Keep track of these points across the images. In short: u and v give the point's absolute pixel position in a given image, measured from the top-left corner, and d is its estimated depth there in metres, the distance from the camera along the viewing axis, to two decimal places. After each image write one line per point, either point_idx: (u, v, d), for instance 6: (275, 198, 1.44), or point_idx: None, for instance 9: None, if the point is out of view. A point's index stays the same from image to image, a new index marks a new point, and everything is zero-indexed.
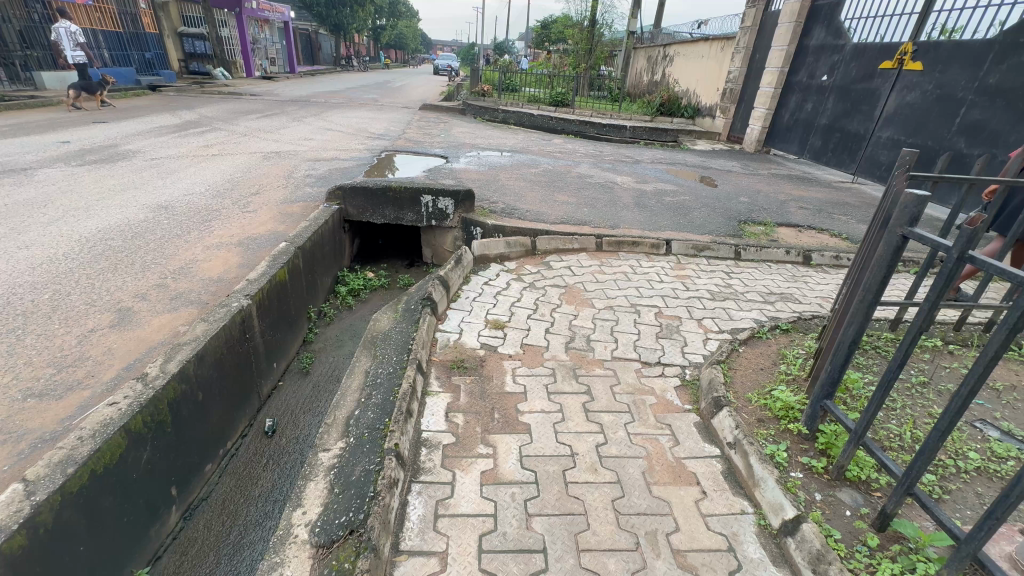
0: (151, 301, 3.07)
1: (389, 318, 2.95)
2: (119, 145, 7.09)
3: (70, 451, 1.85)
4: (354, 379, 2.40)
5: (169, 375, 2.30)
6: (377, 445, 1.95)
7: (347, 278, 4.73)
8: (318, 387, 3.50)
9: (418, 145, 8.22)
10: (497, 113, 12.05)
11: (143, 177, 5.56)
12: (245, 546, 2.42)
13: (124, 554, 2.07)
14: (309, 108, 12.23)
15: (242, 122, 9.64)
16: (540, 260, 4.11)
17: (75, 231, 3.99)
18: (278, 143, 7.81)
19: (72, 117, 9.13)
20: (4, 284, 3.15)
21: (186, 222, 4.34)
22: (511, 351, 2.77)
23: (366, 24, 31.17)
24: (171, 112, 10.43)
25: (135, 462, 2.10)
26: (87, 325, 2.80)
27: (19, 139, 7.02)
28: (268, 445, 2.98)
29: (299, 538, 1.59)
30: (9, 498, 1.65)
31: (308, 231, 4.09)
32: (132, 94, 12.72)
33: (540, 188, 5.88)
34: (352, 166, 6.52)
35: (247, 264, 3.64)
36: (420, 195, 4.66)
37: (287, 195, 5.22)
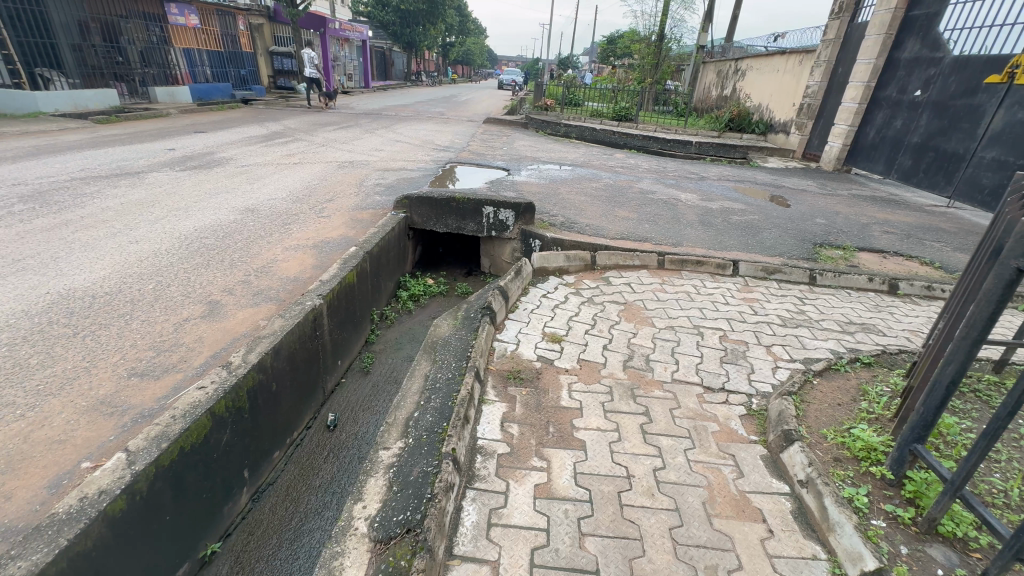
0: (236, 296, 3.35)
1: (449, 325, 3.02)
2: (215, 152, 7.84)
3: (164, 428, 2.04)
4: (414, 382, 2.48)
5: (250, 364, 2.50)
6: (435, 448, 2.00)
7: (408, 283, 4.93)
8: (377, 386, 3.65)
9: (481, 157, 8.45)
10: (559, 127, 12.14)
11: (233, 183, 6.11)
12: (305, 533, 2.54)
13: (200, 528, 2.25)
14: (380, 120, 12.96)
15: (321, 133, 10.39)
16: (599, 275, 4.07)
17: (176, 230, 4.44)
18: (351, 153, 8.30)
19: (176, 127, 10.20)
20: (118, 274, 3.56)
21: (269, 225, 4.72)
22: (567, 366, 2.76)
23: (436, 42, 32.68)
24: (260, 123, 11.39)
25: (217, 443, 2.28)
26: (181, 314, 3.09)
27: (133, 146, 7.93)
28: (329, 438, 3.14)
29: (359, 531, 1.67)
30: (115, 465, 1.85)
31: (376, 236, 4.31)
32: (227, 106, 14.05)
33: (601, 202, 5.85)
34: (418, 177, 6.81)
35: (320, 266, 3.89)
36: (482, 206, 4.78)
37: (358, 202, 5.52)
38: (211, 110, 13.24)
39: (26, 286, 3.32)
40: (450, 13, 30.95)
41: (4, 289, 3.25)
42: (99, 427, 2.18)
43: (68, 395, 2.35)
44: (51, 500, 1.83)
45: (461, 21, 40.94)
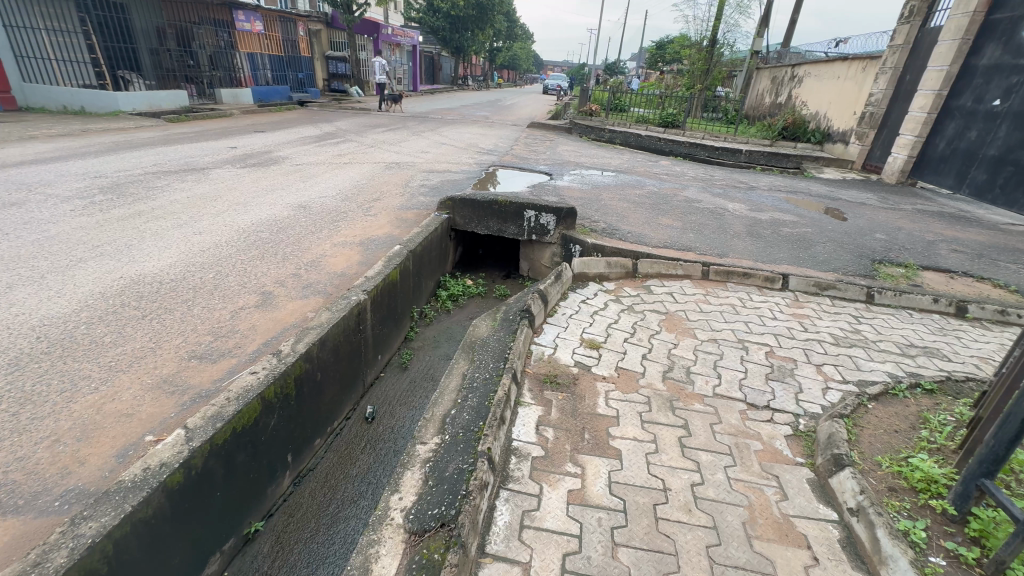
0: (287, 288, 3.51)
1: (487, 325, 3.06)
2: (272, 151, 8.27)
3: (219, 409, 2.17)
4: (452, 380, 2.52)
5: (298, 354, 2.62)
6: (471, 445, 2.03)
7: (448, 283, 5.01)
8: (414, 382, 3.73)
9: (524, 161, 8.50)
10: (603, 133, 12.04)
11: (287, 180, 6.42)
12: (341, 519, 2.63)
13: (246, 506, 2.37)
14: (427, 123, 13.27)
15: (370, 134, 10.75)
16: (640, 283, 4.01)
17: (235, 223, 4.71)
18: (398, 155, 8.55)
19: (238, 127, 10.84)
20: (183, 262, 3.82)
21: (320, 221, 4.92)
22: (605, 373, 2.73)
23: (484, 47, 33.18)
24: (314, 124, 11.92)
25: (265, 427, 2.40)
26: (237, 303, 3.28)
27: (200, 144, 8.47)
28: (367, 430, 3.24)
29: (395, 521, 1.71)
30: (175, 440, 1.98)
31: (419, 236, 4.41)
32: (285, 108, 14.78)
33: (644, 209, 5.76)
34: (462, 179, 6.93)
35: (365, 263, 4.02)
36: (524, 209, 4.81)
37: (403, 202, 5.68)
38: (270, 111, 13.97)
39: (104, 270, 3.62)
40: (498, 19, 31.34)
41: (85, 271, 3.56)
42: (162, 404, 2.34)
43: (136, 372, 2.54)
44: (118, 468, 1.98)
45: (509, 26, 41.40)
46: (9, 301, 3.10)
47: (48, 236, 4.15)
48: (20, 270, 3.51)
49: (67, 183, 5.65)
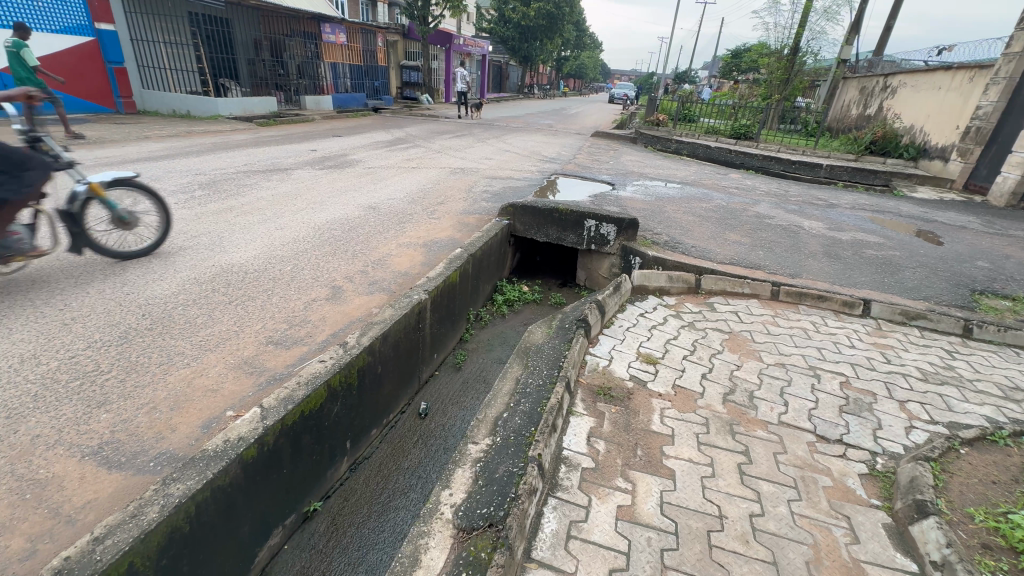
0: (355, 284, 3.72)
1: (543, 332, 3.07)
2: (348, 154, 8.80)
3: (291, 392, 2.33)
4: (505, 384, 2.56)
5: (362, 346, 2.77)
6: (521, 450, 2.05)
7: (504, 288, 5.09)
8: (467, 383, 3.81)
9: (587, 171, 8.46)
10: (670, 143, 11.73)
11: (359, 182, 6.80)
12: (391, 509, 2.73)
13: (308, 486, 2.52)
14: (492, 130, 13.55)
15: (437, 140, 11.15)
16: (702, 300, 3.86)
17: (312, 221, 5.05)
18: (463, 161, 8.79)
19: (319, 131, 11.62)
20: (265, 254, 4.15)
21: (387, 222, 5.17)
22: (661, 390, 2.66)
23: (551, 56, 33.39)
24: (386, 130, 12.54)
25: (328, 413, 2.55)
26: (310, 295, 3.51)
27: (285, 146, 9.18)
28: (420, 425, 3.35)
29: (445, 516, 1.76)
30: (251, 417, 2.15)
31: (480, 240, 4.52)
32: (360, 114, 15.67)
33: (710, 224, 5.55)
34: (524, 186, 7.01)
35: (428, 263, 4.18)
36: (584, 218, 4.81)
37: (465, 207, 5.84)
38: (347, 117, 14.86)
39: (199, 258, 4.00)
40: (568, 28, 31.43)
41: (184, 258, 3.96)
42: (242, 382, 2.56)
43: (221, 353, 2.79)
44: (201, 438, 2.18)
45: (578, 35, 41.43)
46: (121, 282, 3.50)
47: None
48: (132, 254, 3.95)
49: (173, 179, 6.31)
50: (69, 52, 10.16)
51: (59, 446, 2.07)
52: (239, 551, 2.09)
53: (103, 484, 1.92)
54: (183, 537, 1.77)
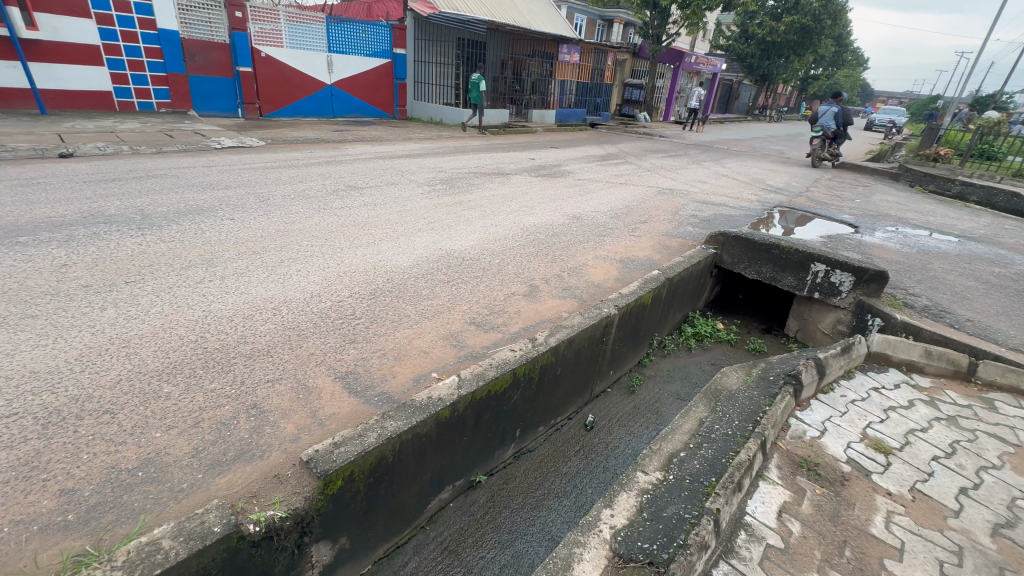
0: (550, 286, 3.94)
1: (739, 378, 2.75)
2: (562, 165, 9.33)
3: (483, 371, 2.61)
4: (687, 421, 2.39)
5: (549, 345, 2.92)
6: (697, 498, 1.88)
7: (696, 320, 4.73)
8: (637, 410, 3.67)
9: (821, 207, 7.24)
10: (951, 185, 9.19)
11: (569, 192, 7.16)
12: (542, 507, 2.81)
13: (479, 458, 2.77)
14: (710, 153, 12.70)
15: (649, 159, 10.96)
16: (975, 393, 2.95)
17: (521, 222, 5.53)
18: (674, 182, 8.47)
19: (539, 142, 12.60)
20: (481, 246, 4.71)
21: (588, 233, 5.31)
22: (892, 489, 2.12)
23: (796, 75, 29.50)
24: (600, 145, 12.89)
25: (509, 399, 2.76)
26: (510, 288, 3.86)
27: (508, 154, 10.23)
28: (583, 436, 3.36)
29: (603, 535, 1.74)
30: (452, 383, 2.48)
31: (680, 264, 4.30)
32: (578, 129, 16.46)
33: (1003, 295, 4.18)
34: (738, 216, 6.39)
35: (621, 279, 4.17)
36: (812, 261, 4.14)
37: (669, 228, 5.63)
38: (565, 130, 15.78)
39: (432, 241, 4.77)
40: (825, 43, 27.29)
41: (421, 240, 4.76)
42: (447, 351, 2.97)
43: (434, 322, 3.28)
44: (411, 388, 2.61)
45: (837, 51, 35.67)
46: (377, 251, 4.41)
47: (406, 210, 5.70)
48: (387, 230, 4.95)
49: (424, 174, 7.65)
50: (374, 70, 13.34)
51: (321, 365, 2.73)
52: (421, 493, 2.44)
53: (344, 403, 2.46)
54: (387, 465, 2.14)
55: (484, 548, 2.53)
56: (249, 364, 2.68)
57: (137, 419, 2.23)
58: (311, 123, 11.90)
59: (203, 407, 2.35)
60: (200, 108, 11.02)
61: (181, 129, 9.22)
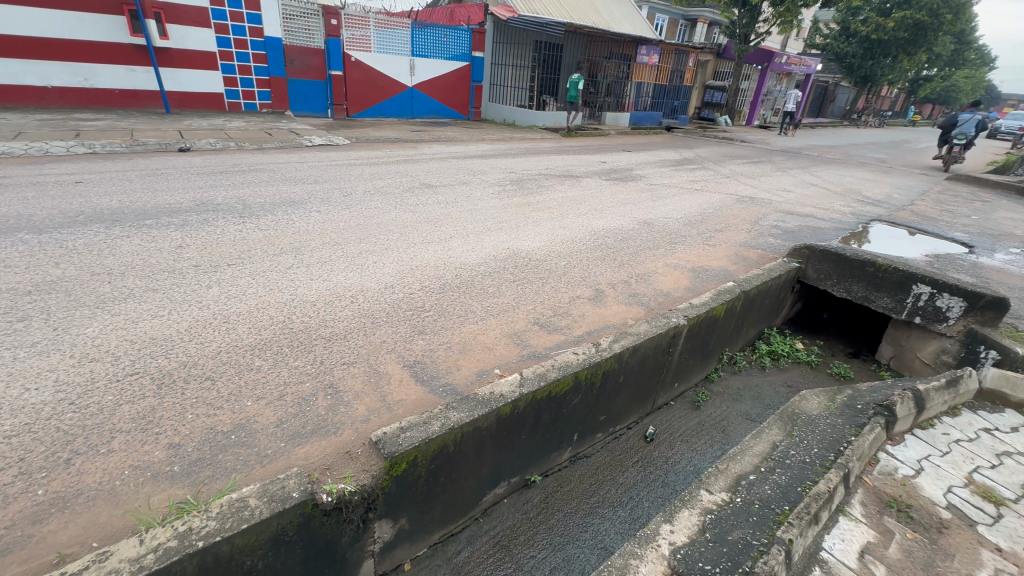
0: (616, 292, 3.87)
1: (820, 403, 2.55)
2: (634, 169, 9.11)
3: (545, 372, 2.62)
4: (759, 443, 2.26)
5: (612, 351, 2.87)
6: (767, 525, 1.77)
7: (772, 337, 4.44)
8: (702, 426, 3.50)
9: (927, 222, 6.52)
10: None
11: (640, 197, 6.98)
12: (595, 514, 2.75)
13: (535, 458, 2.78)
14: (798, 160, 11.83)
15: (728, 165, 10.42)
16: None
17: (590, 225, 5.48)
18: (755, 189, 7.99)
19: (611, 145, 12.39)
20: (547, 248, 4.73)
21: (659, 239, 5.15)
22: (1001, 545, 1.89)
23: (905, 76, 26.66)
24: (676, 149, 12.44)
25: (568, 402, 2.74)
26: (575, 291, 3.84)
27: (579, 156, 10.15)
28: (643, 448, 3.26)
29: (661, 549, 1.69)
30: (513, 381, 2.51)
31: (758, 277, 4.05)
32: (652, 132, 16.00)
33: None
34: (827, 228, 5.91)
35: (692, 289, 4.01)
36: (913, 283, 3.77)
37: (747, 239, 5.32)
38: (639, 134, 15.41)
39: (500, 240, 4.86)
40: (943, 41, 24.44)
41: (489, 239, 4.86)
42: (510, 349, 3.02)
43: (499, 320, 3.34)
44: (474, 382, 2.69)
45: (957, 49, 31.79)
46: (448, 247, 4.56)
47: (476, 209, 5.84)
48: (457, 228, 5.10)
49: (494, 174, 7.79)
50: (453, 73, 13.79)
51: (392, 353, 2.88)
52: (477, 485, 2.49)
53: (411, 391, 2.58)
54: (447, 454, 2.21)
55: (536, 547, 2.53)
56: (328, 346, 2.89)
57: (232, 387, 2.48)
58: (392, 123, 12.52)
59: (288, 382, 2.56)
60: (295, 109, 11.98)
61: (278, 128, 10.07)
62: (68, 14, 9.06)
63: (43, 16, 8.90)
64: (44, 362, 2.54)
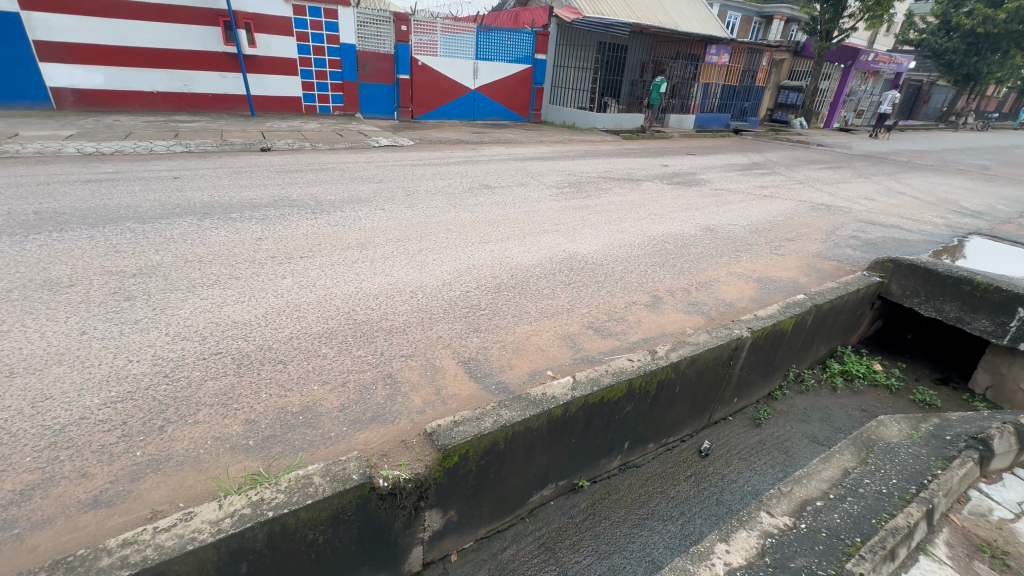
0: (674, 299, 3.76)
1: (901, 431, 2.35)
2: (697, 173, 8.79)
3: (598, 377, 2.59)
4: (829, 469, 2.11)
5: (669, 360, 2.79)
6: (836, 556, 1.66)
7: (846, 356, 4.12)
8: (762, 446, 3.32)
9: None
10: None
11: (704, 202, 6.72)
12: (644, 525, 2.68)
13: (584, 463, 2.75)
14: (883, 166, 10.91)
15: (803, 170, 9.79)
16: None
17: (649, 230, 5.35)
18: (832, 197, 7.46)
19: (674, 148, 12.00)
20: (604, 252, 4.67)
21: (722, 247, 4.94)
22: None
23: (1017, 74, 23.82)
24: (744, 153, 11.86)
25: (621, 408, 2.70)
26: (632, 297, 3.77)
27: (640, 159, 9.93)
28: (697, 463, 3.14)
29: (716, 567, 1.63)
30: (566, 384, 2.50)
31: (833, 291, 3.78)
32: (719, 135, 15.35)
33: None
34: (915, 241, 5.41)
35: (757, 300, 3.81)
36: (1019, 305, 3.40)
37: (821, 249, 4.98)
38: (705, 137, 14.82)
39: (556, 242, 4.86)
40: None
41: (546, 240, 4.87)
42: (563, 352, 3.01)
43: (553, 322, 3.34)
44: (527, 382, 2.71)
45: None
46: (504, 247, 4.62)
47: (533, 211, 5.87)
48: (514, 229, 5.16)
49: (552, 176, 7.79)
50: (515, 75, 13.93)
51: (448, 348, 2.96)
52: (525, 483, 2.50)
53: (465, 386, 2.64)
54: (498, 450, 2.24)
55: (581, 553, 2.49)
56: (388, 338, 3.02)
57: (301, 371, 2.66)
58: (454, 125, 12.84)
59: (350, 370, 2.71)
60: (365, 111, 12.58)
61: (349, 129, 10.64)
62: (173, 26, 10.06)
63: (154, 28, 9.94)
64: (145, 337, 2.84)
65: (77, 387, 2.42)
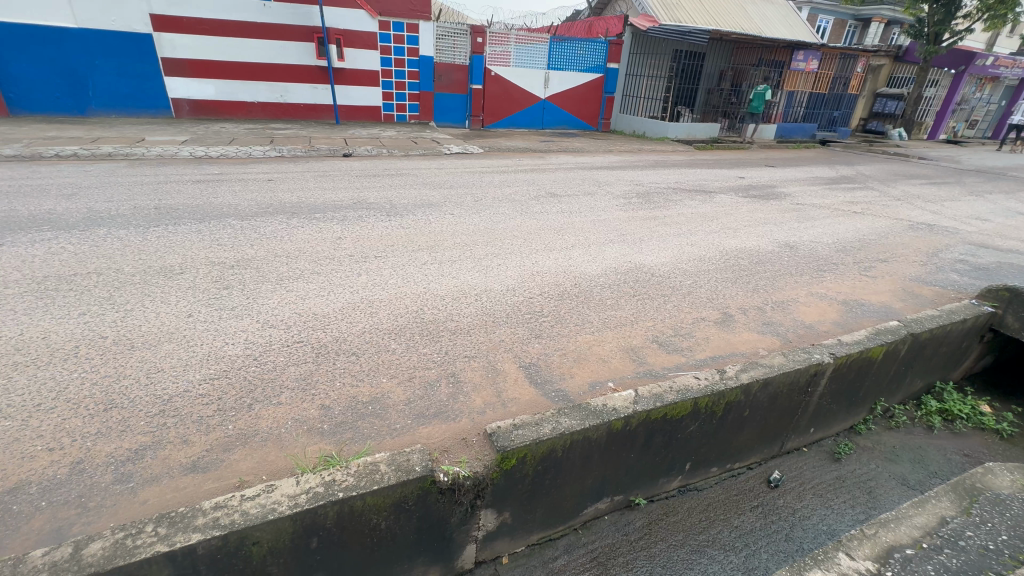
0: (747, 318, 3.57)
1: (1012, 483, 2.08)
2: (778, 186, 8.28)
3: (661, 392, 2.51)
4: (923, 515, 1.91)
5: (739, 382, 2.66)
6: None
7: (947, 394, 3.70)
8: (841, 483, 3.05)
9: None
10: None
11: (784, 216, 6.32)
12: (704, 551, 2.54)
13: (641, 479, 2.68)
14: (1000, 183, 9.70)
15: (900, 185, 8.93)
16: None
17: (721, 244, 5.12)
18: (935, 215, 6.74)
19: (752, 160, 11.41)
20: (671, 264, 4.53)
21: (803, 265, 4.62)
22: None
23: None
24: (831, 165, 11.03)
25: (684, 427, 2.59)
26: (700, 312, 3.63)
27: (715, 170, 9.52)
28: (765, 494, 2.94)
29: None
30: (627, 397, 2.46)
31: (933, 319, 3.41)
32: (803, 146, 14.38)
33: None
34: None
35: (842, 325, 3.53)
36: None
37: (921, 273, 4.51)
38: (786, 148, 13.96)
39: (622, 252, 4.78)
40: None
41: (611, 250, 4.81)
42: (625, 364, 2.96)
43: (616, 333, 3.29)
44: (587, 392, 2.68)
45: None
46: (569, 256, 4.62)
47: (600, 220, 5.81)
48: (580, 237, 5.14)
49: (621, 186, 7.67)
50: (587, 85, 13.91)
51: (510, 352, 3.01)
52: (579, 494, 2.47)
53: (524, 391, 2.67)
54: (555, 458, 2.24)
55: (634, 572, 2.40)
56: (452, 339, 3.12)
57: (372, 364, 2.82)
58: (523, 134, 13.04)
59: (416, 366, 2.83)
60: (439, 120, 13.10)
61: (423, 137, 11.14)
62: (274, 43, 11.08)
63: (259, 45, 11.01)
64: (240, 323, 3.14)
65: (183, 362, 2.72)
